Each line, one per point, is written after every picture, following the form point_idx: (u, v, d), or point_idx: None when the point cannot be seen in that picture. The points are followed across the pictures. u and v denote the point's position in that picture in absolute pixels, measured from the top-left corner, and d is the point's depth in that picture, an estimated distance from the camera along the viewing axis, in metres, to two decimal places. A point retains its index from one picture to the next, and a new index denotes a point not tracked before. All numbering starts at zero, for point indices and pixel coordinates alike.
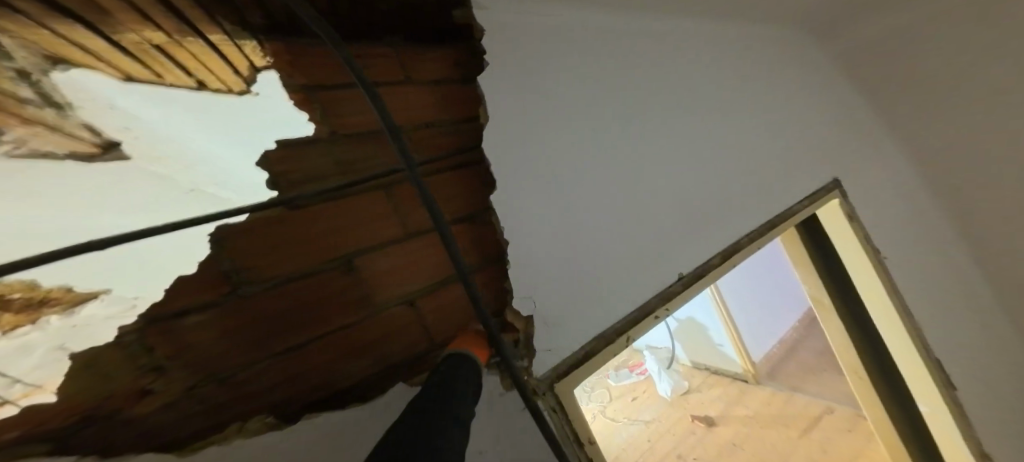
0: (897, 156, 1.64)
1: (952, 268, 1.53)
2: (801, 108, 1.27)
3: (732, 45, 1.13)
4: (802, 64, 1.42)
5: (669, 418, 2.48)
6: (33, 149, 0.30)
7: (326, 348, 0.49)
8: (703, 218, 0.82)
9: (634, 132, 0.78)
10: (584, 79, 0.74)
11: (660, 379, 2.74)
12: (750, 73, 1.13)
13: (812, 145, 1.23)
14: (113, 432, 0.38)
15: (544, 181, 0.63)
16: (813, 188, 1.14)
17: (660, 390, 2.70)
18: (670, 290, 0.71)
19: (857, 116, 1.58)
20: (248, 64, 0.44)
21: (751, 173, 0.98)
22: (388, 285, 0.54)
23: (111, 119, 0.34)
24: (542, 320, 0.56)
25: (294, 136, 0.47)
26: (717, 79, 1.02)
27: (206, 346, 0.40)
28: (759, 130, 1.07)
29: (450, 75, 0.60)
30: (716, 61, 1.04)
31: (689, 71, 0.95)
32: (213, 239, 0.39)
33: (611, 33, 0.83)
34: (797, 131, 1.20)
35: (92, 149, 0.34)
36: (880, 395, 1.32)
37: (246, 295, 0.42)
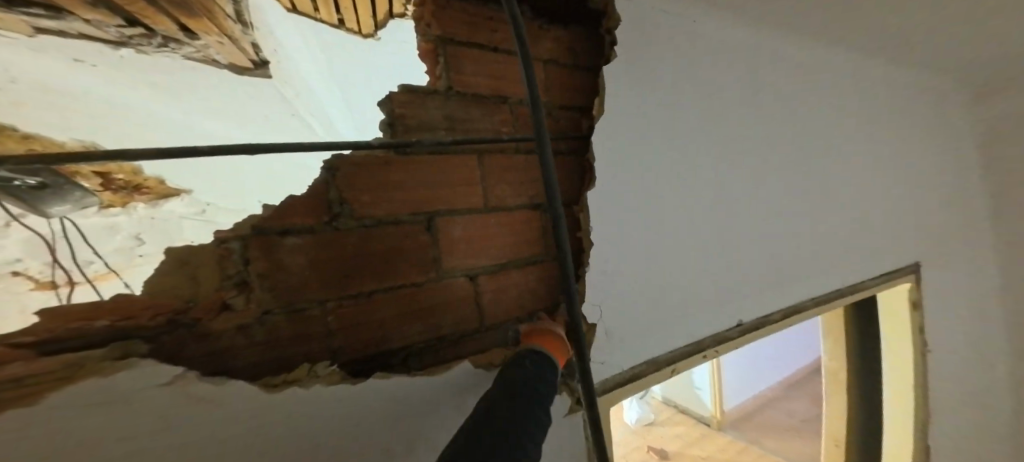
0: (988, 253, 1.49)
1: (1000, 384, 1.45)
2: (902, 180, 1.14)
3: (864, 93, 1.04)
4: (930, 127, 1.28)
5: (628, 445, 2.48)
6: (205, 53, 0.34)
7: (395, 302, 0.46)
8: (779, 269, 0.79)
9: (740, 162, 0.74)
10: (707, 96, 0.69)
11: (631, 407, 2.69)
12: (870, 129, 1.05)
13: (904, 218, 1.15)
14: (186, 347, 0.32)
15: (639, 189, 0.59)
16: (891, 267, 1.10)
17: (626, 417, 2.70)
18: (726, 334, 0.69)
19: (968, 197, 1.43)
20: (386, 12, 0.49)
21: (828, 237, 0.92)
22: (460, 253, 0.52)
23: (265, 43, 0.43)
24: (603, 331, 0.54)
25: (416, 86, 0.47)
26: (835, 127, 0.95)
27: (296, 272, 0.38)
28: (858, 191, 1.00)
29: (558, 60, 0.61)
30: (840, 108, 0.96)
31: (812, 112, 0.89)
32: (328, 166, 0.40)
33: (750, 52, 0.77)
34: (894, 201, 1.12)
35: (247, 62, 0.43)
36: None
37: (341, 229, 0.41)
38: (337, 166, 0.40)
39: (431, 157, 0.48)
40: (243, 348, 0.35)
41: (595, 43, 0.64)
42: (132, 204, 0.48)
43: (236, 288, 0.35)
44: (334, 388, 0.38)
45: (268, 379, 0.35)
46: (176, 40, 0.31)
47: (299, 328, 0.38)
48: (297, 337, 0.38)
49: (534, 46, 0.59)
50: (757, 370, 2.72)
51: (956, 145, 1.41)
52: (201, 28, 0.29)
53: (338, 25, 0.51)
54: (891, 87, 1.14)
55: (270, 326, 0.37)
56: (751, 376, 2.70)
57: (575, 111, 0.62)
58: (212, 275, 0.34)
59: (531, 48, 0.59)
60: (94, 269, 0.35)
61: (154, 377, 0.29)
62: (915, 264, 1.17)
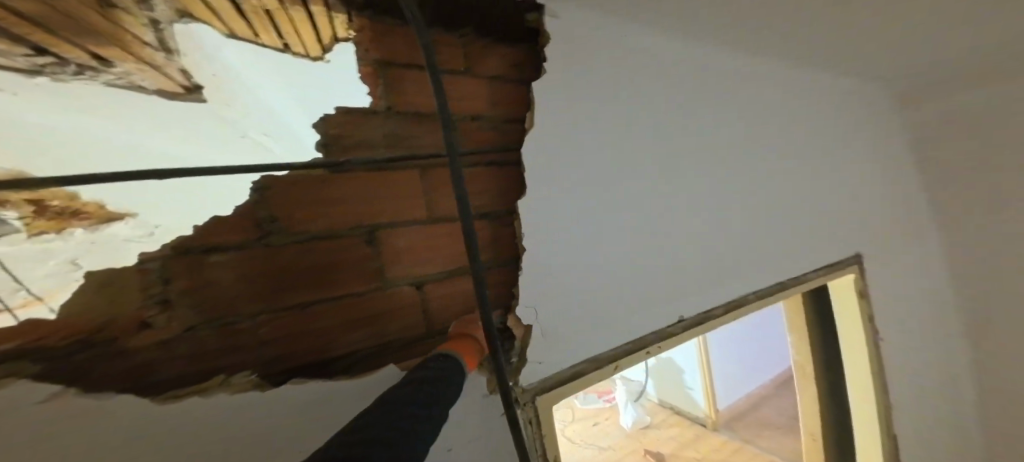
0: (920, 243, 1.63)
1: (940, 364, 1.57)
2: (840, 179, 1.24)
3: (796, 100, 1.12)
4: (860, 129, 1.39)
5: (624, 449, 2.47)
6: (132, 81, 0.36)
7: (333, 313, 0.48)
8: (721, 266, 0.84)
9: (679, 167, 0.79)
10: (641, 107, 0.74)
11: (625, 410, 2.74)
12: (805, 133, 1.13)
13: (845, 214, 1.23)
14: (99, 365, 0.34)
15: (574, 196, 0.63)
16: (835, 258, 1.16)
17: (623, 420, 2.71)
18: (669, 330, 0.73)
19: (901, 192, 1.55)
20: (331, 34, 0.49)
21: (772, 234, 0.98)
22: (401, 263, 0.54)
23: (202, 66, 0.40)
24: (541, 332, 0.57)
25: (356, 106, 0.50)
26: (770, 132, 1.02)
27: (221, 287, 0.40)
28: (798, 190, 1.07)
29: (501, 75, 0.65)
30: (774, 114, 1.04)
31: (746, 119, 0.96)
32: (257, 186, 0.42)
33: (681, 66, 0.83)
34: (834, 198, 1.20)
35: (179, 88, 0.40)
36: None
37: (271, 245, 0.43)
38: (267, 186, 0.43)
39: (369, 173, 0.51)
40: (163, 363, 0.37)
41: (536, 55, 0.67)
42: (69, 230, 0.39)
43: (158, 306, 0.37)
44: (242, 396, 0.40)
45: (180, 391, 0.37)
46: (94, 68, 0.32)
47: (225, 342, 0.40)
48: (224, 350, 0.40)
49: (479, 63, 0.62)
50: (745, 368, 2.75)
51: (885, 145, 1.55)
52: (114, 55, 0.31)
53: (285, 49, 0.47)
54: (820, 95, 1.25)
55: (193, 341, 0.38)
56: (738, 375, 2.72)
57: (518, 123, 0.65)
58: (133, 294, 0.36)
59: (474, 65, 0.62)
60: (20, 296, 0.34)
61: (40, 395, 0.31)
62: (858, 254, 1.24)
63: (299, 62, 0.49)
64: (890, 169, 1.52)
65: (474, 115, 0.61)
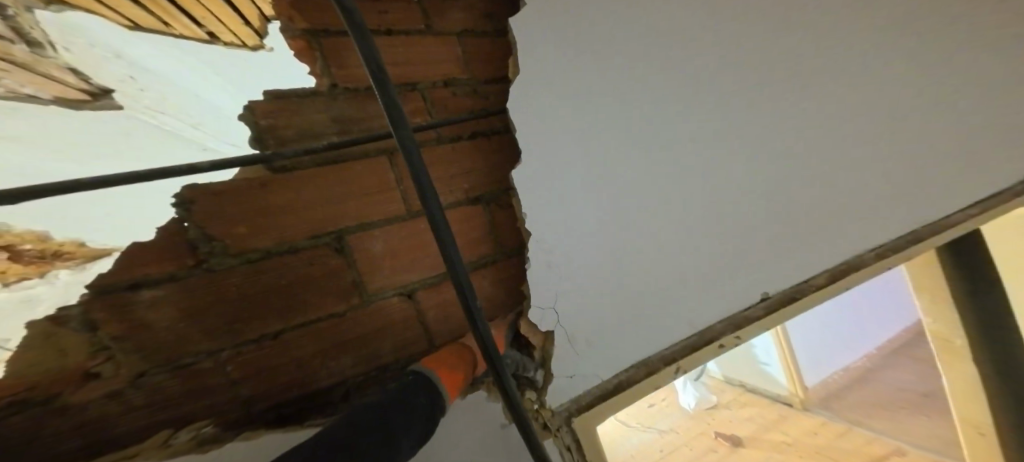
0: None
1: None
2: (997, 77, 0.87)
3: None
4: None
5: (688, 432, 2.13)
6: (11, 89, 0.26)
7: (307, 340, 0.41)
8: (813, 224, 0.64)
9: (744, 100, 0.59)
10: (683, 24, 0.55)
11: (685, 390, 2.30)
12: (940, 17, 0.80)
13: (1005, 125, 0.88)
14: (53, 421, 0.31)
15: (595, 160, 0.50)
16: (982, 194, 0.84)
17: (682, 400, 2.26)
18: (747, 315, 0.56)
19: None
20: (258, 13, 0.38)
21: (885, 170, 0.73)
22: (377, 272, 0.45)
23: (109, 65, 0.31)
24: (567, 337, 0.44)
25: (285, 88, 0.43)
26: (883, 27, 0.73)
27: (166, 326, 0.34)
28: (924, 102, 0.78)
29: (475, 29, 0.51)
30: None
31: (843, 13, 0.69)
32: (179, 201, 0.35)
33: None
34: (984, 105, 0.86)
35: (82, 95, 0.31)
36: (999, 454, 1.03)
37: (214, 270, 0.36)
38: (191, 201, 0.35)
39: (317, 169, 0.42)
40: (128, 414, 0.33)
41: None
42: (52, 273, 0.32)
43: (101, 355, 0.32)
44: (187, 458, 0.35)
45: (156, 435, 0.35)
46: None
47: (189, 384, 0.35)
48: (192, 392, 0.35)
49: (439, 17, 0.49)
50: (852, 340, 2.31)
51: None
52: None
53: (212, 40, 0.36)
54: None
55: (150, 388, 0.34)
56: (841, 348, 2.29)
57: (498, 83, 0.53)
58: (70, 347, 0.32)
59: (434, 21, 0.48)
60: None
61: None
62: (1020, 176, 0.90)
63: (236, 50, 0.38)
64: None
65: (445, 81, 0.49)
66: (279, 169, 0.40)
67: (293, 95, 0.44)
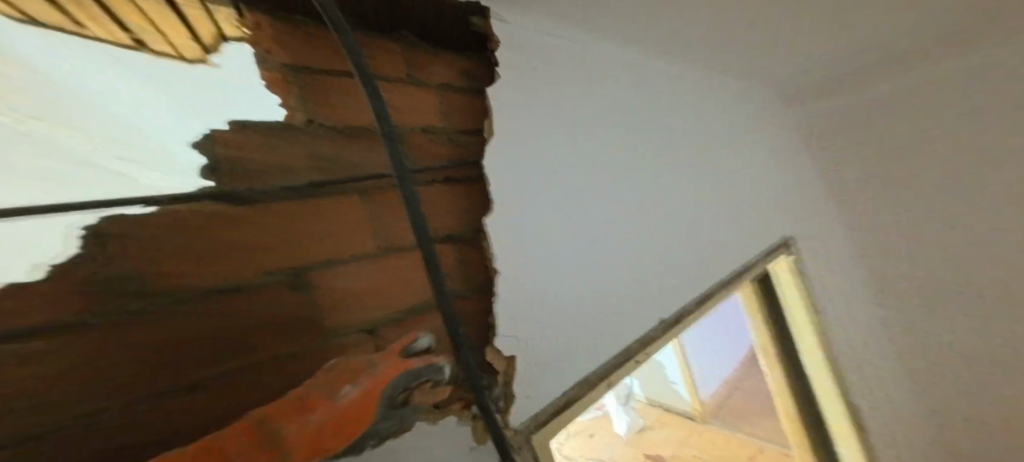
0: None
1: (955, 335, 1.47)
2: (777, 168, 1.35)
3: (730, 101, 1.24)
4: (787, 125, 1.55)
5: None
6: None
7: (253, 383, 0.34)
8: (693, 263, 0.88)
9: (638, 169, 0.81)
10: (595, 113, 0.76)
11: (620, 415, 2.54)
12: (742, 128, 1.24)
13: (786, 199, 1.36)
14: None
15: (544, 205, 0.61)
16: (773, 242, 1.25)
17: (618, 427, 2.52)
18: (652, 335, 0.72)
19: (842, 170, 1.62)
20: (211, 31, 0.43)
21: (728, 225, 1.05)
22: (336, 308, 0.44)
23: None
24: (526, 360, 0.51)
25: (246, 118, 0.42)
26: (711, 132, 1.11)
27: (61, 383, 0.24)
28: (745, 180, 1.16)
29: (455, 84, 0.61)
30: (714, 115, 1.13)
31: (689, 121, 1.03)
32: (92, 235, 0.29)
33: (625, 77, 0.88)
34: (776, 185, 1.31)
35: None
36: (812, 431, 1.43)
37: (136, 316, 0.29)
38: (118, 234, 0.30)
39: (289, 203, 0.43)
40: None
41: (486, 63, 0.64)
42: None
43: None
44: None
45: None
46: None
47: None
48: None
49: (421, 69, 0.57)
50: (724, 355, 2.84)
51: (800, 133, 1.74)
52: None
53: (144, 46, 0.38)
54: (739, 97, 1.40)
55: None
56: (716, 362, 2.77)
57: (474, 134, 0.59)
58: None
59: (417, 72, 0.56)
60: None
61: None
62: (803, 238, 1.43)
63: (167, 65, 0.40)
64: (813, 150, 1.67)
65: (425, 127, 0.55)
66: (237, 202, 0.38)
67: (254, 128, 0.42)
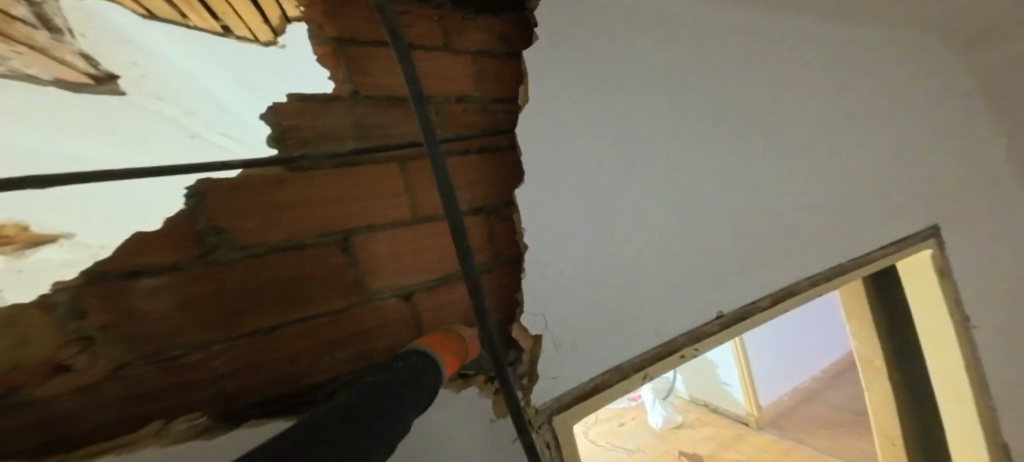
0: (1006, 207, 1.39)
1: None
2: (896, 141, 1.08)
3: (836, 54, 1.00)
4: (916, 87, 1.21)
5: (653, 450, 2.26)
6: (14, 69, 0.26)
7: (304, 334, 0.41)
8: (770, 252, 0.75)
9: (708, 141, 0.70)
10: (658, 74, 0.66)
11: (653, 408, 2.50)
12: (850, 90, 1.00)
13: (912, 182, 1.08)
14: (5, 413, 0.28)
15: (584, 181, 0.56)
16: (906, 234, 1.02)
17: (652, 421, 2.47)
18: (705, 329, 0.63)
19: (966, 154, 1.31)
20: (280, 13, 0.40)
21: (823, 210, 0.87)
22: (383, 271, 0.48)
23: (116, 53, 0.32)
24: (554, 342, 0.49)
25: (309, 90, 0.45)
26: (808, 94, 0.90)
27: (159, 318, 0.34)
28: (846, 153, 0.95)
29: (490, 50, 0.57)
30: (812, 73, 0.92)
31: (780, 80, 0.84)
32: (191, 193, 0.36)
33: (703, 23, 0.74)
34: (893, 164, 1.06)
35: (87, 79, 0.32)
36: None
37: (215, 263, 0.37)
38: (208, 194, 0.36)
39: (337, 169, 0.44)
40: (99, 411, 0.31)
41: (524, 24, 0.58)
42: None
43: (76, 344, 0.31)
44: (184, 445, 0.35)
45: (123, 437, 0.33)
46: None
47: (174, 378, 0.34)
48: (174, 388, 0.34)
49: (459, 38, 0.54)
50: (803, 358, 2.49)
51: (950, 98, 1.34)
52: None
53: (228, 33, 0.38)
54: (866, 45, 1.10)
55: (130, 380, 0.32)
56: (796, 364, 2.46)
57: (507, 102, 0.57)
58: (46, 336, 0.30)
59: (453, 40, 0.54)
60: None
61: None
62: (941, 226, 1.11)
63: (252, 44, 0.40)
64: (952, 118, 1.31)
65: (459, 96, 0.53)
66: (297, 169, 0.41)
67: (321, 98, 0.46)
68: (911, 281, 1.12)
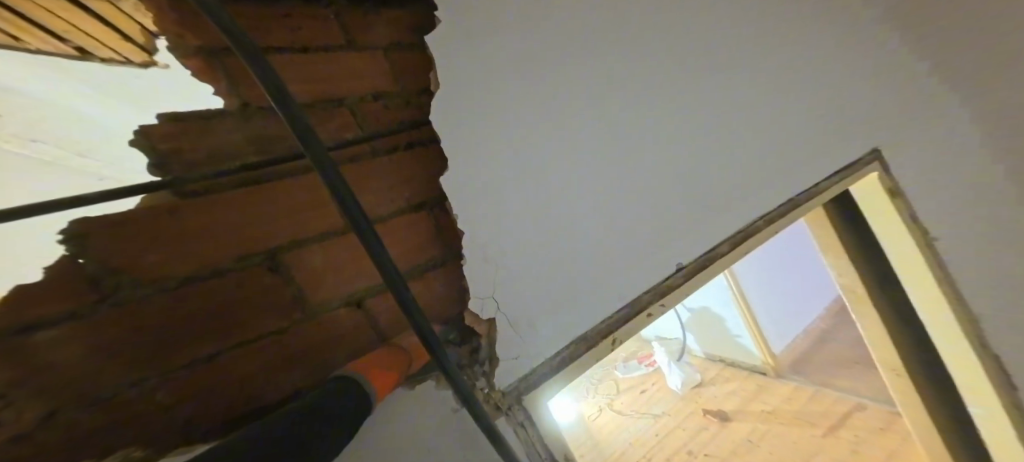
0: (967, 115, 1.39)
1: None
2: (841, 69, 1.08)
3: None
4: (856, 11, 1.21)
5: (681, 412, 2.28)
6: None
7: (247, 357, 0.41)
8: (727, 198, 0.76)
9: (642, 98, 0.69)
10: (578, 40, 0.64)
11: (671, 371, 2.53)
12: (791, 24, 0.99)
13: (859, 109, 1.09)
14: None
15: (514, 159, 0.54)
16: (851, 161, 1.02)
17: (671, 383, 2.48)
18: (668, 283, 0.64)
19: (916, 68, 1.31)
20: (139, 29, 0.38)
21: (777, 149, 0.88)
22: (323, 286, 0.46)
23: None
24: (509, 323, 0.48)
25: (186, 109, 0.38)
26: (747, 35, 0.89)
27: (77, 364, 0.32)
28: (792, 89, 0.95)
29: (399, 41, 0.54)
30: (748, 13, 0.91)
31: (716, 25, 0.83)
32: (67, 236, 0.31)
33: None
34: (841, 94, 1.06)
35: None
36: (923, 380, 1.20)
37: (127, 302, 0.34)
38: (90, 234, 0.32)
39: (240, 190, 0.41)
40: None
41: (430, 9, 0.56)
42: None
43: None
44: None
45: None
46: None
47: (107, 421, 0.33)
48: (113, 428, 0.33)
49: (362, 33, 0.52)
50: (804, 300, 2.51)
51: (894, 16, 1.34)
52: None
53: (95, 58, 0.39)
54: None
55: (65, 428, 0.31)
56: (798, 308, 2.49)
57: (426, 93, 0.55)
58: None
59: (355, 37, 0.51)
60: None
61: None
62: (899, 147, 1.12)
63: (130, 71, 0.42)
64: (898, 34, 1.30)
65: (373, 93, 0.52)
66: (194, 194, 0.38)
67: (197, 115, 0.38)
68: (871, 212, 1.13)
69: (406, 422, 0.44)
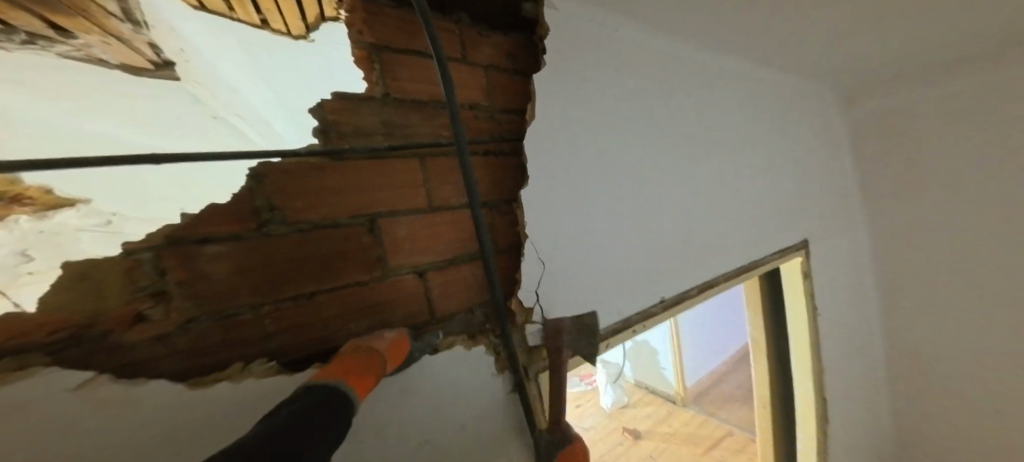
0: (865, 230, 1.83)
1: (917, 334, 1.65)
2: (798, 173, 1.37)
3: (766, 98, 1.24)
4: (818, 132, 1.53)
5: (605, 428, 2.57)
6: (91, 54, 0.35)
7: (337, 303, 0.47)
8: (703, 253, 0.96)
9: (666, 162, 0.86)
10: (635, 102, 0.79)
11: (605, 391, 2.82)
12: (773, 130, 1.25)
13: (803, 207, 1.39)
14: (93, 361, 0.32)
15: (572, 187, 0.67)
16: (788, 244, 1.30)
17: (603, 402, 2.78)
18: (650, 310, 0.82)
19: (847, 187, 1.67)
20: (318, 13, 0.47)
21: (743, 224, 1.11)
22: (406, 254, 0.54)
23: (169, 41, 0.42)
24: (541, 313, 0.62)
25: (352, 92, 0.48)
26: (744, 131, 1.12)
27: (221, 278, 0.39)
28: (764, 180, 1.20)
29: (499, 65, 0.65)
30: (748, 114, 1.15)
31: (724, 119, 1.05)
32: (254, 174, 0.42)
33: (672, 65, 0.90)
34: (796, 193, 1.35)
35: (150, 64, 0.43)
36: (782, 420, 1.56)
37: (271, 235, 0.42)
38: (268, 176, 0.42)
39: (365, 160, 0.50)
40: (163, 359, 0.36)
41: (530, 46, 0.67)
42: (12, 217, 0.36)
43: (150, 299, 0.36)
44: (268, 381, 0.40)
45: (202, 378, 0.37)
46: (48, 38, 0.30)
47: (223, 334, 0.39)
48: (230, 339, 0.40)
49: (474, 51, 0.62)
50: (720, 346, 2.96)
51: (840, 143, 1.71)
52: (78, 27, 0.30)
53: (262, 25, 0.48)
54: (788, 91, 1.37)
55: (194, 334, 0.37)
56: (714, 353, 2.93)
57: (512, 113, 0.66)
58: (118, 292, 0.34)
59: (469, 53, 0.61)
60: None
61: (72, 381, 0.29)
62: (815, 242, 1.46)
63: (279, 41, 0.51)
64: (841, 157, 1.65)
65: (471, 104, 0.61)
66: (340, 161, 0.47)
67: (356, 98, 0.49)
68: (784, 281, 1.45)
69: (455, 374, 0.55)
